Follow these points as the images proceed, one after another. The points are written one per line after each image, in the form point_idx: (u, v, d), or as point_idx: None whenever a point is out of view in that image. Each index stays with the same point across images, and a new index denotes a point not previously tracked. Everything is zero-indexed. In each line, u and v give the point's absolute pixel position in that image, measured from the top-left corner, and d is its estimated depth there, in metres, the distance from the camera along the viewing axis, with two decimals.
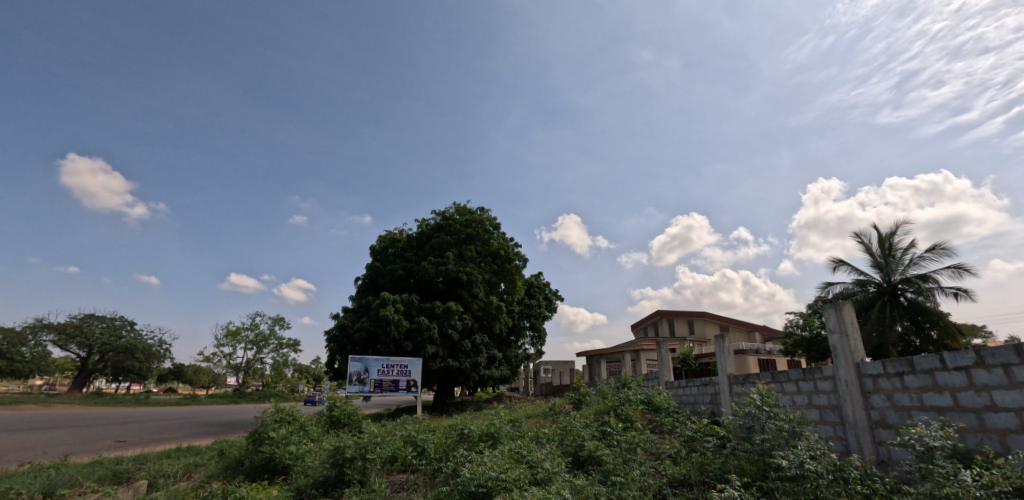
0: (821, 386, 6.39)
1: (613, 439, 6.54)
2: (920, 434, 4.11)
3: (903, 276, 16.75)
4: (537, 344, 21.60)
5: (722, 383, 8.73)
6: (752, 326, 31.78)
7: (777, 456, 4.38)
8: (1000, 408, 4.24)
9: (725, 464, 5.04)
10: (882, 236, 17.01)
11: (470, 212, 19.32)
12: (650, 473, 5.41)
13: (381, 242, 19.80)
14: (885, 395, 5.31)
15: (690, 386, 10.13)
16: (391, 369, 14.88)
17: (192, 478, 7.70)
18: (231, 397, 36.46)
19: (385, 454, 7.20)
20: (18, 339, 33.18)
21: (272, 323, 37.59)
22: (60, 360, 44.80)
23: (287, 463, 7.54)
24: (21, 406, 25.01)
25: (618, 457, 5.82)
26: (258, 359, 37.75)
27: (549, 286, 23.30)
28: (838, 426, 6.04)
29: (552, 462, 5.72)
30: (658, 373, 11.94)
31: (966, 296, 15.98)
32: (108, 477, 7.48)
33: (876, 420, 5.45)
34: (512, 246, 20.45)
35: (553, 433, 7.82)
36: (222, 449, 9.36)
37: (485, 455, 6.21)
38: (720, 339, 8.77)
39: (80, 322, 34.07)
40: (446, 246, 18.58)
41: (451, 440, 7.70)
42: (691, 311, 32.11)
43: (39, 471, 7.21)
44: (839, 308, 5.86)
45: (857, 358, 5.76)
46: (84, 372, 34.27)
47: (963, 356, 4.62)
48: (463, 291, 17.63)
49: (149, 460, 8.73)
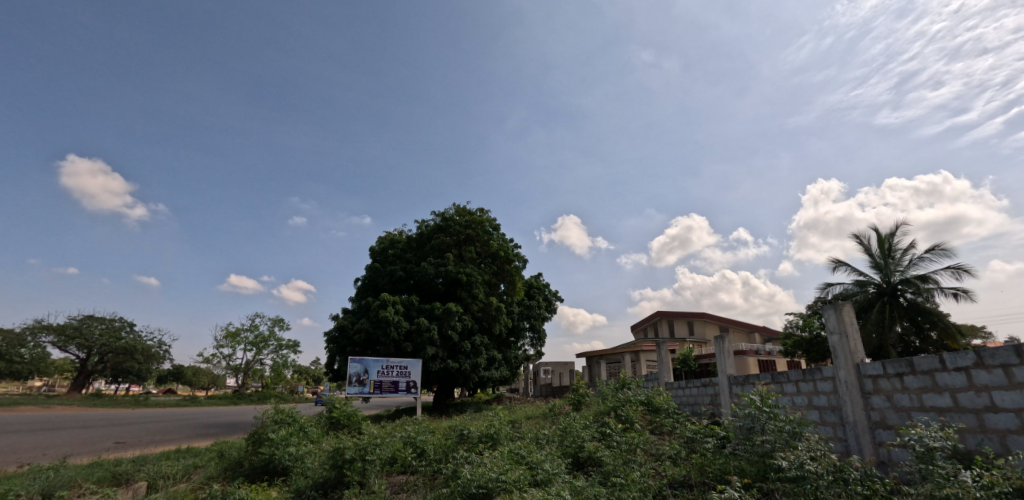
0: (821, 386, 6.39)
1: (614, 440, 6.52)
2: (920, 435, 4.11)
3: (903, 276, 16.75)
4: (537, 345, 21.60)
5: (722, 384, 8.73)
6: (751, 327, 31.80)
7: (777, 458, 4.37)
8: (1000, 409, 4.24)
9: (725, 465, 5.04)
10: (882, 237, 17.01)
11: (470, 213, 19.31)
12: (650, 474, 5.39)
13: (381, 243, 19.81)
14: (885, 396, 5.31)
15: (690, 387, 10.12)
16: (391, 371, 14.86)
17: (191, 480, 7.69)
18: (231, 399, 36.45)
19: (384, 456, 7.16)
20: (17, 340, 33.19)
21: (272, 324, 37.59)
22: (59, 362, 44.79)
23: (286, 464, 7.53)
24: (21, 408, 25.01)
25: (618, 459, 5.81)
26: (258, 360, 37.73)
27: (549, 286, 23.31)
28: (838, 427, 6.04)
29: (552, 463, 5.71)
30: (658, 373, 11.93)
31: (966, 296, 15.98)
32: (108, 478, 7.48)
33: (876, 421, 5.45)
34: (512, 247, 20.45)
35: (553, 434, 7.80)
36: (222, 450, 9.38)
37: (485, 456, 6.21)
38: (720, 340, 8.75)
39: (80, 323, 34.05)
40: (446, 247, 18.58)
41: (451, 441, 7.68)
42: (691, 312, 32.10)
43: (38, 473, 7.21)
44: (839, 308, 5.86)
45: (857, 358, 5.75)
46: (83, 373, 34.25)
47: (963, 356, 4.62)
48: (463, 292, 17.64)
49: (148, 461, 8.71)
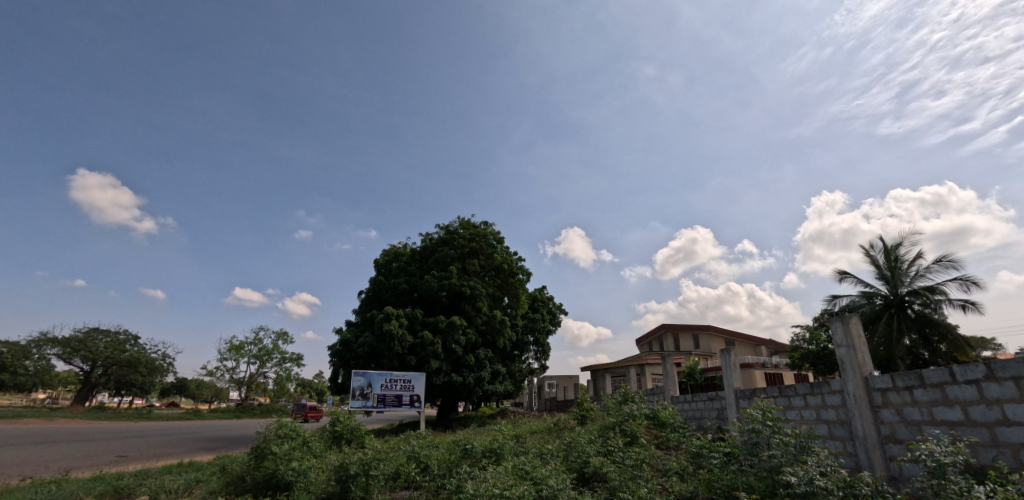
0: (829, 400, 6.31)
1: (619, 456, 6.40)
2: (931, 450, 4.03)
3: (910, 288, 16.58)
4: (541, 358, 21.56)
5: (728, 397, 8.64)
6: (757, 340, 31.64)
7: (786, 473, 4.27)
8: (1013, 422, 4.15)
9: (733, 480, 4.91)
10: (888, 248, 16.94)
11: (475, 226, 19.33)
12: (656, 490, 5.31)
13: (385, 256, 19.96)
14: (895, 410, 5.23)
15: (695, 400, 10.02)
16: (394, 384, 14.73)
17: (192, 495, 7.59)
18: (233, 412, 36.22)
19: (386, 471, 7.00)
20: (21, 353, 33.09)
21: (275, 337, 37.96)
22: (63, 374, 45.22)
23: (289, 479, 7.39)
24: (24, 420, 24.95)
25: (624, 474, 5.71)
26: (261, 373, 37.94)
27: (553, 299, 23.32)
28: (847, 442, 5.95)
29: (557, 479, 5.60)
30: (662, 387, 11.82)
31: (975, 308, 15.84)
32: (109, 492, 7.41)
33: (886, 435, 5.35)
34: (516, 261, 20.32)
35: (557, 449, 7.73)
36: (224, 464, 9.31)
37: (489, 471, 6.15)
38: (727, 353, 8.61)
39: (85, 336, 34.21)
40: (449, 261, 18.55)
41: (454, 456, 7.60)
42: (695, 325, 32.02)
43: (39, 487, 7.12)
44: (846, 321, 5.79)
45: (866, 372, 5.66)
46: (86, 386, 34.13)
47: (974, 369, 4.54)
48: (467, 306, 17.58)
49: (149, 475, 8.63)
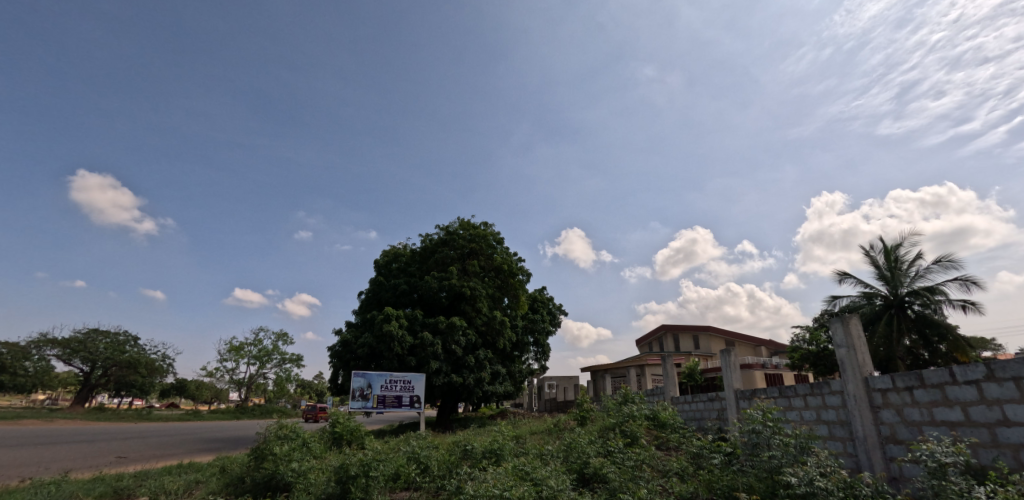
0: (829, 400, 6.31)
1: (619, 456, 6.39)
2: (931, 450, 4.02)
3: (909, 288, 16.57)
4: (541, 359, 21.56)
5: (728, 398, 8.64)
6: (757, 341, 31.62)
7: (786, 474, 4.27)
8: (1013, 422, 4.15)
9: (733, 481, 4.90)
10: (887, 248, 16.94)
11: (474, 227, 19.34)
12: (656, 490, 5.30)
13: (385, 257, 19.96)
14: (895, 410, 5.22)
15: (696, 401, 10.00)
16: (394, 385, 14.72)
17: (191, 495, 7.59)
18: (233, 413, 36.16)
19: (387, 472, 6.99)
20: (21, 354, 33.06)
21: (275, 338, 37.93)
22: (63, 375, 45.18)
23: (288, 481, 7.39)
24: (24, 422, 24.96)
25: (624, 474, 5.71)
26: (261, 374, 37.94)
27: (553, 300, 23.32)
28: (847, 442, 5.94)
29: (557, 480, 5.60)
30: (662, 388, 11.81)
31: (975, 309, 15.84)
32: (108, 493, 7.40)
33: (886, 435, 5.35)
34: (516, 261, 20.32)
35: (558, 450, 7.72)
36: (223, 465, 9.34)
37: (489, 472, 6.14)
38: (727, 353, 8.61)
39: (85, 337, 34.24)
40: (449, 261, 18.55)
41: (454, 457, 7.60)
42: (695, 326, 32.00)
43: (38, 488, 7.12)
44: (846, 322, 5.79)
45: (866, 372, 5.66)
46: (86, 387, 34.10)
47: (973, 370, 4.54)
48: (467, 306, 17.58)
49: (148, 476, 8.65)
